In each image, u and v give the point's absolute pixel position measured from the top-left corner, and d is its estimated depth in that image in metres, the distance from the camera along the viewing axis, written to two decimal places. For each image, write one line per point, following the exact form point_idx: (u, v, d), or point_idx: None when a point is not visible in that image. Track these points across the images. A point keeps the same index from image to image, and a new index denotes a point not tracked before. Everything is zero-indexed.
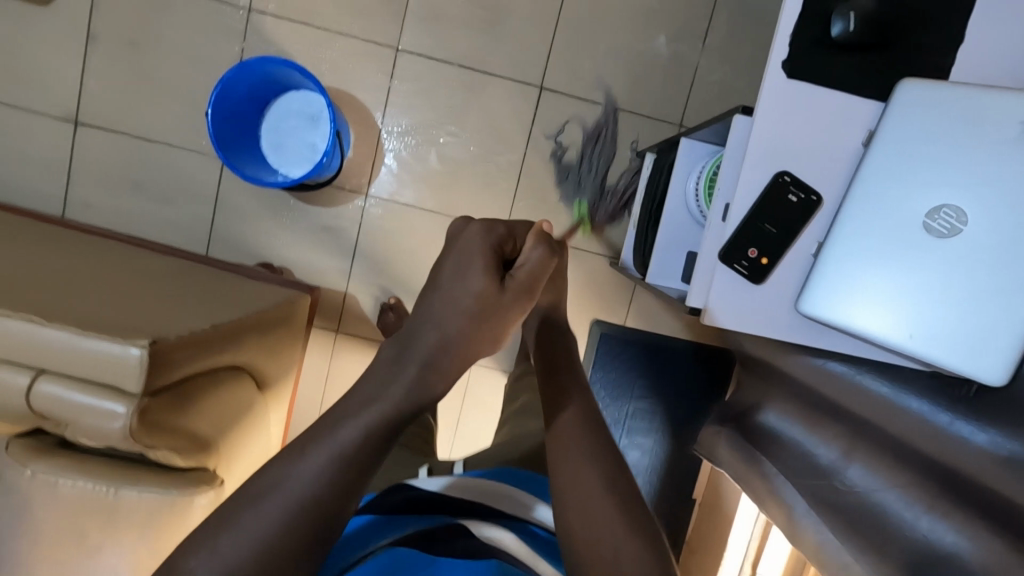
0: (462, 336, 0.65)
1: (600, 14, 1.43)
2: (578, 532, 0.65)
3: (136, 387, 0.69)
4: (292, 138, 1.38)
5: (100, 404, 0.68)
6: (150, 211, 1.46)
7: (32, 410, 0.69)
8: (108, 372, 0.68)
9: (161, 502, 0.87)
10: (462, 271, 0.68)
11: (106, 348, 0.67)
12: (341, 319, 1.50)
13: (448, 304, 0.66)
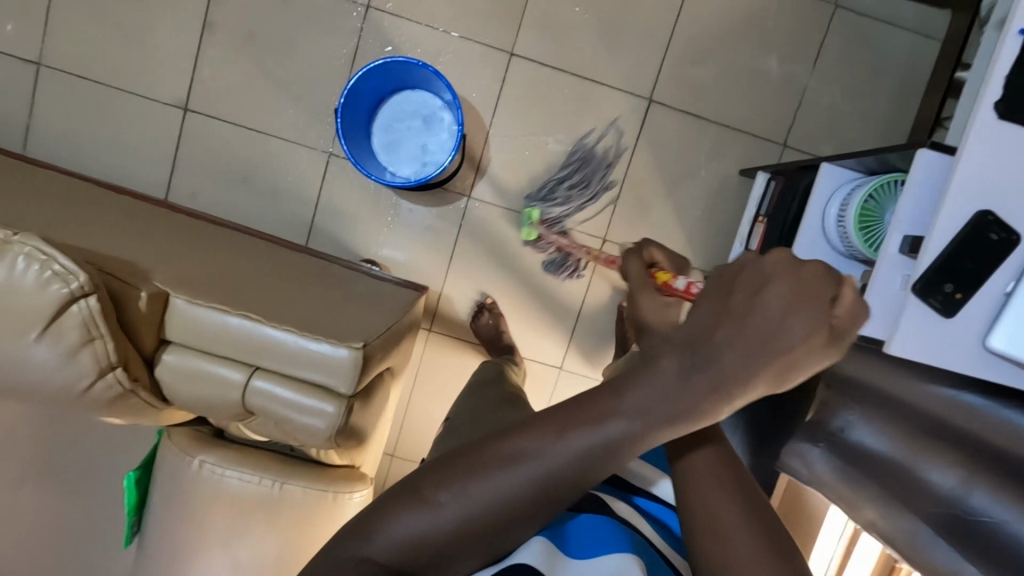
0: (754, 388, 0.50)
1: (714, 30, 1.45)
2: (724, 553, 0.58)
3: (346, 386, 0.74)
4: (406, 139, 1.40)
5: (309, 401, 0.74)
6: (254, 203, 1.47)
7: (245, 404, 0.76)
8: (323, 369, 0.73)
9: (322, 496, 0.86)
10: (789, 309, 0.48)
11: (325, 348, 0.73)
12: (435, 315, 1.52)
13: (755, 342, 0.48)
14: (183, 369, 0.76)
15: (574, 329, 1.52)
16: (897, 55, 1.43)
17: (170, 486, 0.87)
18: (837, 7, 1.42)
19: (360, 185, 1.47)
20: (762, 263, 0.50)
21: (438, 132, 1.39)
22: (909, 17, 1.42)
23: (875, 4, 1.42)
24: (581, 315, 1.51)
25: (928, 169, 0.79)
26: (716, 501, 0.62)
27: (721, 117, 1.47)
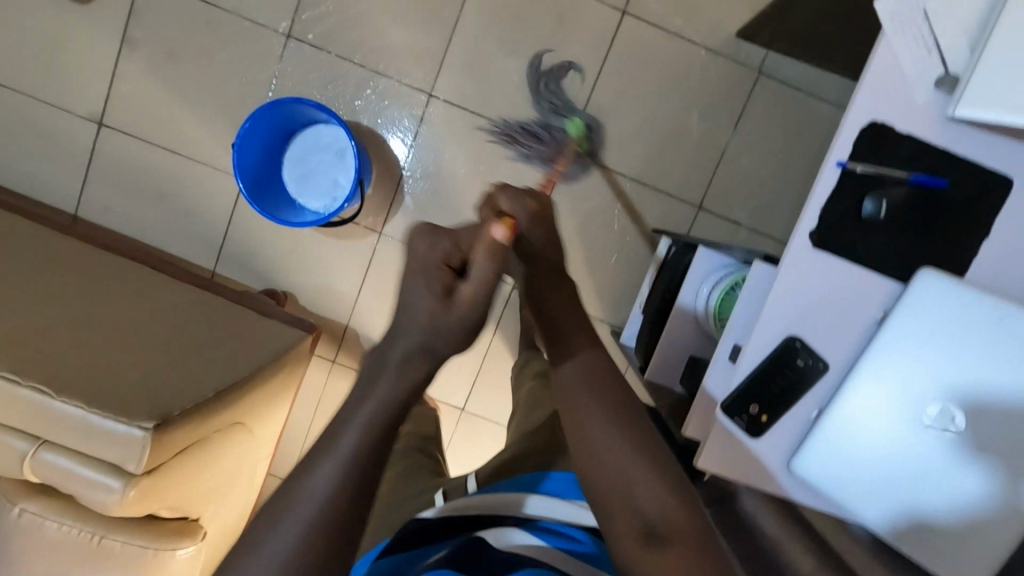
0: (450, 350, 0.61)
1: (639, 87, 1.43)
2: (601, 488, 0.63)
3: (135, 465, 0.78)
4: (318, 173, 1.39)
5: (99, 477, 0.79)
6: (165, 223, 1.47)
7: (34, 473, 0.81)
8: (114, 446, 0.78)
9: (143, 550, 0.87)
10: (421, 284, 0.61)
11: (118, 426, 0.78)
12: (341, 346, 1.52)
13: (409, 320, 0.60)
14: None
15: (479, 372, 1.53)
16: (816, 127, 1.43)
17: None
18: (760, 73, 1.41)
19: None
20: (413, 242, 0.63)
21: (348, 167, 1.38)
22: (831, 90, 1.41)
23: (799, 73, 1.41)
24: (486, 359, 1.51)
25: (758, 280, 0.79)
26: (588, 426, 0.66)
27: (639, 174, 1.46)
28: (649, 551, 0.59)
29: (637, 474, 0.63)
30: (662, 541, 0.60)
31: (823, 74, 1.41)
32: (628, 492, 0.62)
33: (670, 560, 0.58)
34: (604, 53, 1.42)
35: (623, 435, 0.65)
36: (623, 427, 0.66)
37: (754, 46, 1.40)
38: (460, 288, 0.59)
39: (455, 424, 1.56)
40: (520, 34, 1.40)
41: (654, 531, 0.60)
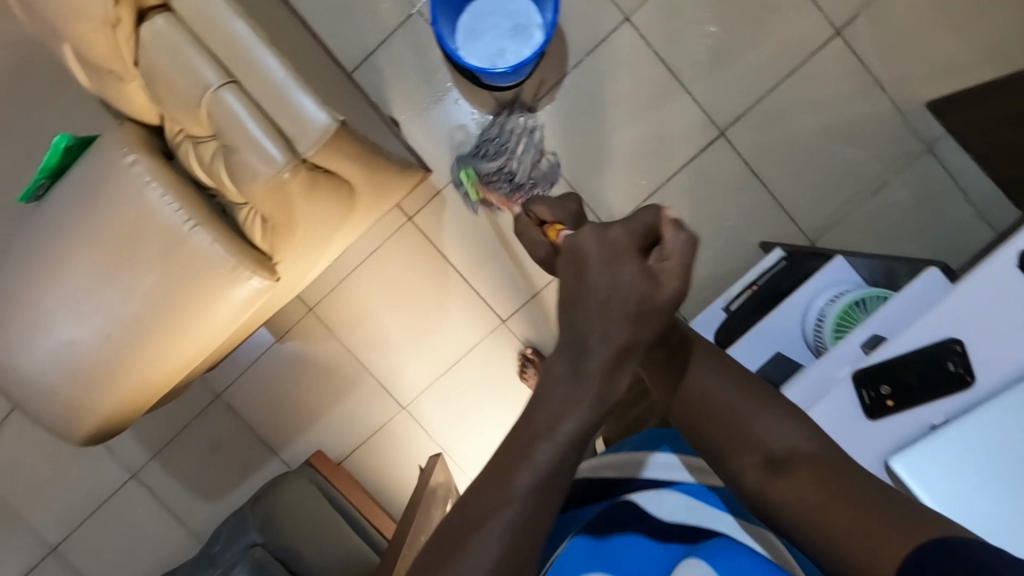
0: (629, 329, 0.52)
1: (816, 107, 1.42)
2: (716, 443, 0.62)
3: (305, 149, 0.67)
4: (491, 35, 1.37)
5: (260, 141, 0.66)
6: (322, 10, 1.42)
7: (202, 110, 0.67)
8: (295, 125, 0.66)
9: (224, 258, 0.85)
10: (612, 267, 0.53)
11: (307, 103, 0.66)
12: (423, 208, 1.50)
13: (603, 305, 0.53)
14: (157, 38, 0.66)
15: (535, 294, 1.53)
16: (954, 224, 1.42)
17: (96, 170, 0.85)
18: (928, 150, 1.42)
19: (426, 53, 1.44)
20: (579, 242, 0.56)
21: (522, 45, 1.36)
22: (984, 197, 1.41)
23: (963, 166, 1.41)
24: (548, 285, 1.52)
25: (927, 284, 0.79)
26: (706, 383, 0.63)
27: (773, 185, 1.45)
28: (780, 479, 0.58)
29: (767, 425, 0.61)
30: (782, 466, 0.58)
31: (985, 178, 1.41)
32: (746, 426, 0.61)
33: (801, 483, 0.57)
34: (801, 60, 1.41)
35: (737, 390, 0.63)
36: (729, 389, 0.63)
37: (935, 121, 1.41)
38: (661, 266, 0.53)
39: (487, 331, 1.55)
40: (734, 4, 1.39)
41: (778, 460, 0.59)
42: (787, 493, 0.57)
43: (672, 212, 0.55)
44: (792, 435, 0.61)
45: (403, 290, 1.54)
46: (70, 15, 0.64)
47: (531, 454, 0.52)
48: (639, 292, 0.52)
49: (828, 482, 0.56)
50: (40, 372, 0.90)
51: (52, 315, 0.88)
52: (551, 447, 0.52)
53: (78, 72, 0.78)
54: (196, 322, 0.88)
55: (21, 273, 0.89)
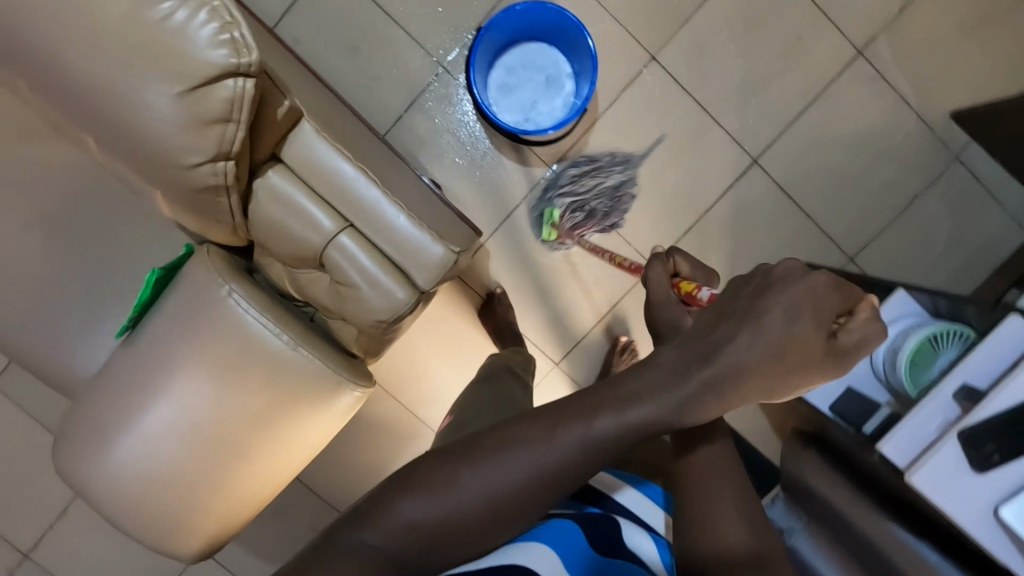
0: (762, 366, 0.64)
1: (843, 127, 1.45)
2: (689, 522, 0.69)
3: (425, 282, 0.75)
4: (522, 89, 1.37)
5: (383, 279, 0.75)
6: (349, 77, 1.42)
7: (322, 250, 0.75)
8: (413, 260, 0.74)
9: (324, 374, 0.87)
10: (791, 313, 0.64)
11: (424, 240, 0.74)
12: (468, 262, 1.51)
13: (766, 336, 0.63)
14: (273, 191, 0.74)
15: (586, 335, 1.53)
16: (985, 227, 1.46)
17: (189, 298, 0.86)
18: (955, 159, 1.45)
19: (457, 108, 1.44)
20: (779, 274, 0.66)
21: (555, 97, 1.37)
22: (1013, 199, 1.45)
23: (991, 171, 1.45)
24: (596, 326, 1.54)
25: (1012, 332, 0.82)
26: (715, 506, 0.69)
27: (809, 206, 1.48)
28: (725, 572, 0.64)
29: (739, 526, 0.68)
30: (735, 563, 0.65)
31: (1012, 183, 1.44)
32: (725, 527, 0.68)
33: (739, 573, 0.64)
34: (826, 82, 1.43)
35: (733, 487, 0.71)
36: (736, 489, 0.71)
37: (960, 130, 1.44)
38: (835, 334, 0.66)
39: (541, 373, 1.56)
40: (757, 34, 1.41)
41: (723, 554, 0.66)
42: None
43: (874, 300, 0.67)
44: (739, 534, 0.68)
45: (452, 344, 1.56)
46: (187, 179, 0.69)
47: (599, 418, 0.64)
48: (790, 335, 0.63)
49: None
50: (145, 499, 0.90)
51: (151, 443, 0.88)
52: (555, 453, 0.64)
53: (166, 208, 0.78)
54: (299, 436, 0.90)
55: (116, 405, 0.89)
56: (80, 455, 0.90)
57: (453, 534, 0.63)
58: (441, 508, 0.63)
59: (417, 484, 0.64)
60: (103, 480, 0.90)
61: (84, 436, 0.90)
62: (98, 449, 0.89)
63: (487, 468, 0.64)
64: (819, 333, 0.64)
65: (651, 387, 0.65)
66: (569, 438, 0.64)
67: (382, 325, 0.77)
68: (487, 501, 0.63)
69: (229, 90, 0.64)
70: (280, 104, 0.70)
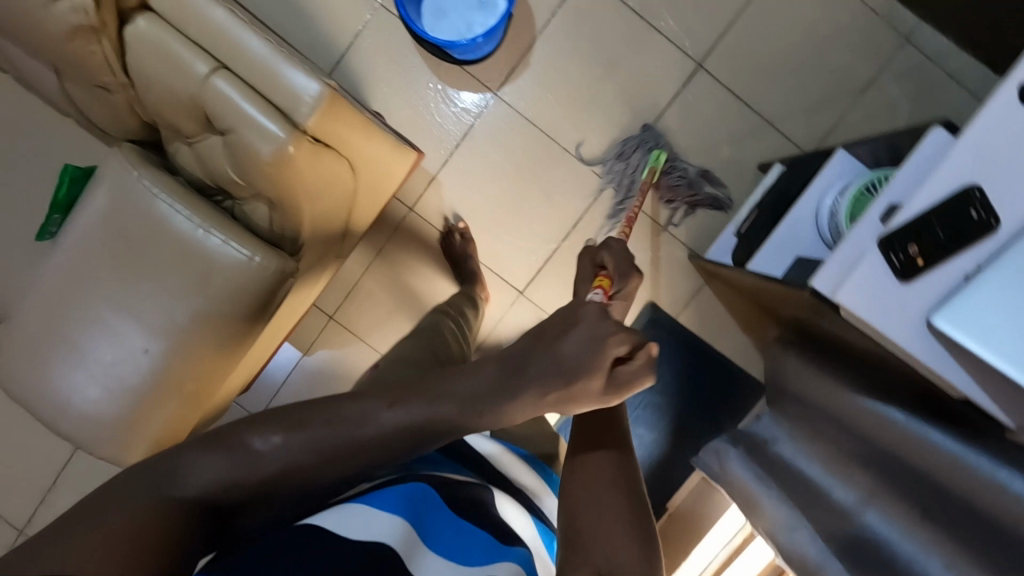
0: (552, 394, 0.68)
1: (785, 23, 1.43)
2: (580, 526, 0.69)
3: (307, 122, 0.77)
4: (456, 12, 1.39)
5: (262, 120, 0.75)
6: (289, 22, 1.44)
7: (199, 99, 0.76)
8: (293, 103, 0.76)
9: (235, 257, 0.87)
10: (589, 346, 0.67)
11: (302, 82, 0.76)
12: (421, 196, 1.51)
13: (556, 361, 0.67)
14: (143, 38, 0.75)
15: (546, 260, 1.52)
16: (944, 108, 1.42)
17: (105, 191, 0.88)
18: (906, 41, 1.42)
19: (396, 41, 1.45)
20: (582, 307, 0.70)
21: (489, 16, 1.38)
22: (970, 75, 1.41)
23: (946, 51, 1.41)
24: (558, 252, 1.52)
25: (933, 145, 0.79)
26: (594, 482, 0.74)
27: (759, 106, 1.46)
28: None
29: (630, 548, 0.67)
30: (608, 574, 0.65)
31: (967, 58, 1.41)
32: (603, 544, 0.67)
33: None
34: None
35: (615, 490, 0.73)
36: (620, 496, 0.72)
37: (908, 12, 1.41)
38: (619, 370, 0.68)
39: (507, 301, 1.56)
40: None
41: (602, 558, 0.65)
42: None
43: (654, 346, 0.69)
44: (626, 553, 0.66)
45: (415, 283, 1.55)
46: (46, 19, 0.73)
47: (415, 406, 0.68)
48: (573, 360, 0.66)
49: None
50: (80, 404, 0.92)
51: (84, 338, 0.91)
52: (400, 420, 0.68)
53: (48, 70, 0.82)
54: (220, 331, 0.90)
55: (58, 309, 0.92)
56: (28, 363, 0.93)
57: (259, 495, 0.67)
58: (239, 471, 0.65)
59: (240, 446, 0.66)
60: (39, 382, 0.93)
61: (29, 345, 0.93)
62: (36, 351, 0.93)
63: (320, 431, 0.66)
64: (601, 373, 0.67)
65: (469, 390, 0.69)
66: (383, 418, 0.67)
67: (268, 174, 0.77)
68: (290, 471, 0.66)
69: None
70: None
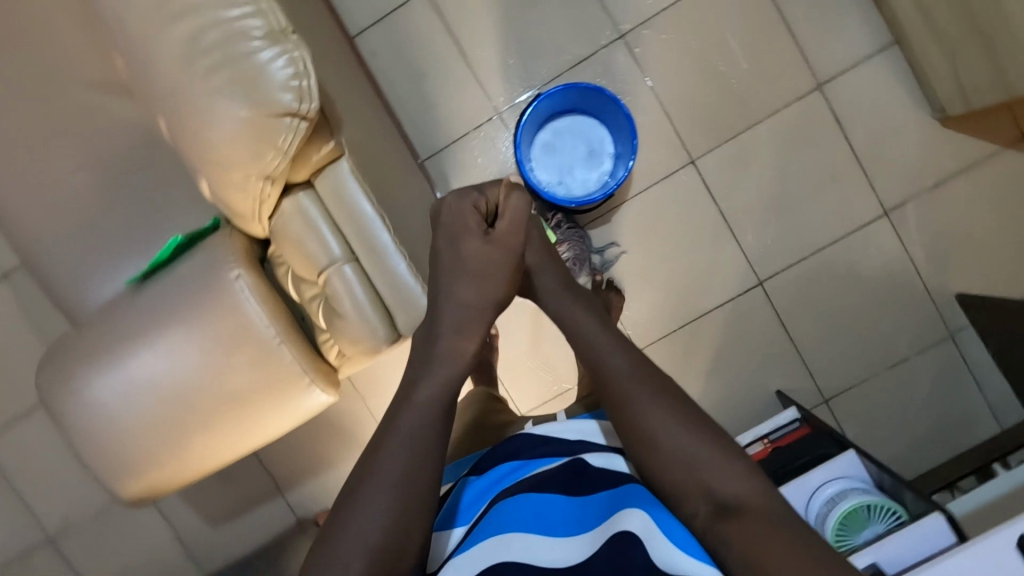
0: (472, 298, 0.83)
1: (849, 276, 1.51)
2: (672, 472, 0.70)
3: (406, 326, 0.89)
4: (564, 155, 1.45)
5: (374, 318, 0.88)
6: (410, 98, 1.51)
7: (325, 273, 0.87)
8: (403, 304, 0.89)
9: (296, 374, 0.92)
10: (461, 243, 0.85)
11: (417, 291, 0.89)
12: None
13: (461, 264, 0.84)
14: (302, 212, 0.86)
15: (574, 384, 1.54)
16: (960, 408, 1.49)
17: (200, 271, 0.93)
18: (949, 337, 1.49)
19: (499, 152, 1.52)
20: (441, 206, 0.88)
21: (590, 172, 1.45)
22: (994, 390, 1.49)
23: (981, 358, 1.48)
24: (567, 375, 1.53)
25: (932, 528, 0.86)
26: (646, 417, 0.73)
27: (798, 338, 1.53)
28: (733, 523, 0.66)
29: (729, 471, 0.69)
30: (733, 511, 0.66)
31: (997, 373, 1.48)
32: (700, 476, 0.69)
33: (750, 526, 0.65)
34: (845, 233, 1.50)
35: (677, 419, 0.72)
36: (676, 417, 0.72)
37: (962, 312, 1.49)
38: (498, 226, 0.85)
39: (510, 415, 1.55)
40: (793, 168, 1.49)
41: (727, 504, 0.67)
42: (740, 540, 0.64)
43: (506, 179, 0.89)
44: (740, 481, 0.68)
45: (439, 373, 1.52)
46: (228, 187, 0.80)
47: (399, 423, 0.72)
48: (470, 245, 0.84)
49: (755, 526, 0.64)
50: (104, 443, 0.96)
51: (127, 388, 0.94)
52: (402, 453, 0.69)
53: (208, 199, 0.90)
54: (258, 426, 0.96)
55: (115, 353, 0.95)
56: (62, 381, 0.97)
57: None
58: None
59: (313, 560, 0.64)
60: (71, 410, 0.96)
61: (71, 363, 0.97)
62: (78, 381, 0.95)
63: (364, 512, 0.65)
64: (477, 233, 0.85)
65: (421, 393, 0.75)
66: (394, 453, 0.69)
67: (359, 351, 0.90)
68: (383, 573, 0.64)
69: (286, 128, 0.76)
70: (324, 144, 0.82)
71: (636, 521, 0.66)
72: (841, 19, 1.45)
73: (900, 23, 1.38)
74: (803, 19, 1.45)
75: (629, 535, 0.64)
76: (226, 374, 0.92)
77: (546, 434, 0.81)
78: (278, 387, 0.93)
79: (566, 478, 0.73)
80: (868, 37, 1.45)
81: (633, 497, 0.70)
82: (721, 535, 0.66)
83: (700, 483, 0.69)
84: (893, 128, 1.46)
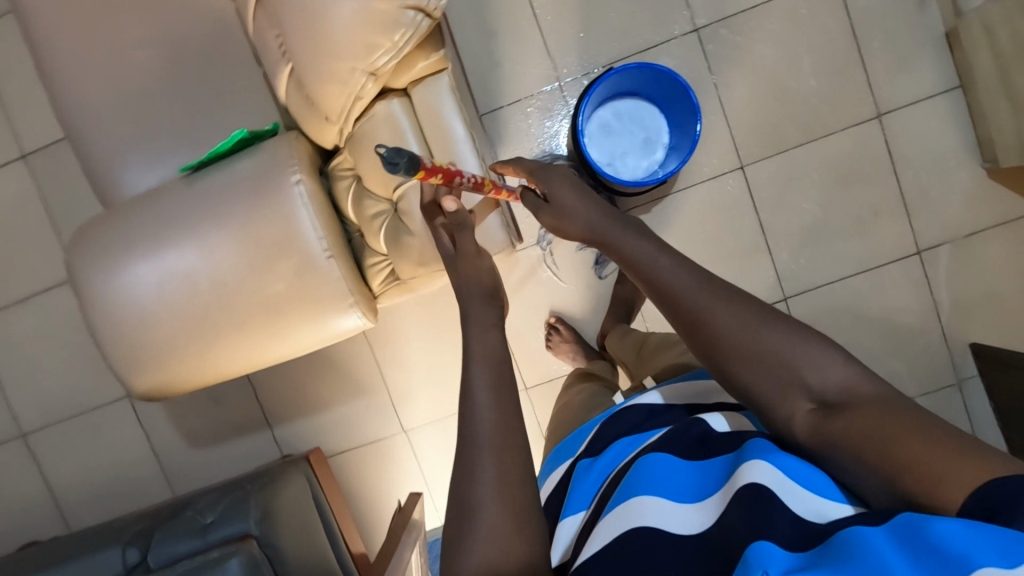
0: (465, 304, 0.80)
1: (872, 309, 1.52)
2: (756, 380, 0.65)
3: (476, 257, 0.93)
4: (620, 137, 1.44)
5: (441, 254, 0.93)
6: (475, 53, 1.49)
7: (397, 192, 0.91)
8: None
9: (337, 291, 0.90)
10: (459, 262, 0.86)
11: None
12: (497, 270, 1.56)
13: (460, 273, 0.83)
14: (390, 117, 0.87)
15: None
16: None
17: (259, 169, 0.90)
18: (957, 384, 1.52)
19: (553, 123, 1.50)
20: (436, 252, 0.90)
21: (642, 158, 1.44)
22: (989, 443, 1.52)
23: (982, 410, 1.51)
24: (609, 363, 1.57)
25: None
26: (717, 327, 0.66)
27: None
28: (840, 418, 0.60)
29: (825, 365, 0.63)
30: (837, 407, 0.61)
31: (996, 428, 1.51)
32: (795, 375, 0.63)
33: (866, 417, 0.58)
34: (876, 265, 1.51)
35: (747, 323, 0.66)
36: (746, 320, 0.66)
37: (973, 363, 1.51)
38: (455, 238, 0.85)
39: (535, 401, 1.60)
40: (838, 193, 1.50)
41: (829, 400, 0.62)
42: (857, 436, 0.58)
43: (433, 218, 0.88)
44: (840, 371, 0.62)
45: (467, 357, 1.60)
46: (331, 82, 0.79)
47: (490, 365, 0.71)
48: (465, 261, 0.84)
49: (878, 429, 0.57)
50: (126, 329, 0.93)
51: (162, 275, 0.91)
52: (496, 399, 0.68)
53: (290, 98, 0.88)
54: (288, 339, 0.94)
55: (156, 237, 0.91)
56: (94, 257, 0.93)
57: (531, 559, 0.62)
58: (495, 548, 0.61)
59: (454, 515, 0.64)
60: (98, 288, 0.92)
61: (109, 242, 0.93)
62: (111, 260, 0.92)
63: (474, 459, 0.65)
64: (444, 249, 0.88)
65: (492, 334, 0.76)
66: (482, 394, 0.68)
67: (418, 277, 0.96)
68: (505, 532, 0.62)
69: (405, 24, 0.75)
70: (431, 54, 0.84)
71: (767, 470, 0.58)
72: (913, 54, 1.46)
73: (972, 68, 1.39)
74: (877, 47, 1.46)
75: (754, 485, 0.57)
76: (266, 278, 0.90)
77: (652, 405, 0.80)
78: (317, 304, 0.91)
79: (680, 445, 0.68)
80: (937, 77, 1.46)
81: (754, 448, 0.62)
82: (827, 438, 0.60)
83: (793, 380, 0.63)
84: (942, 171, 1.48)
